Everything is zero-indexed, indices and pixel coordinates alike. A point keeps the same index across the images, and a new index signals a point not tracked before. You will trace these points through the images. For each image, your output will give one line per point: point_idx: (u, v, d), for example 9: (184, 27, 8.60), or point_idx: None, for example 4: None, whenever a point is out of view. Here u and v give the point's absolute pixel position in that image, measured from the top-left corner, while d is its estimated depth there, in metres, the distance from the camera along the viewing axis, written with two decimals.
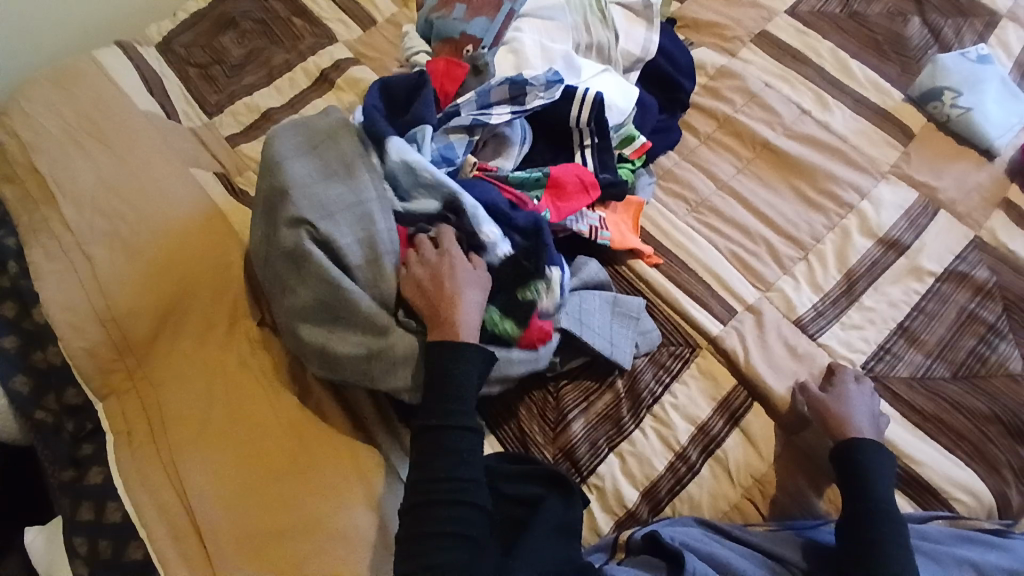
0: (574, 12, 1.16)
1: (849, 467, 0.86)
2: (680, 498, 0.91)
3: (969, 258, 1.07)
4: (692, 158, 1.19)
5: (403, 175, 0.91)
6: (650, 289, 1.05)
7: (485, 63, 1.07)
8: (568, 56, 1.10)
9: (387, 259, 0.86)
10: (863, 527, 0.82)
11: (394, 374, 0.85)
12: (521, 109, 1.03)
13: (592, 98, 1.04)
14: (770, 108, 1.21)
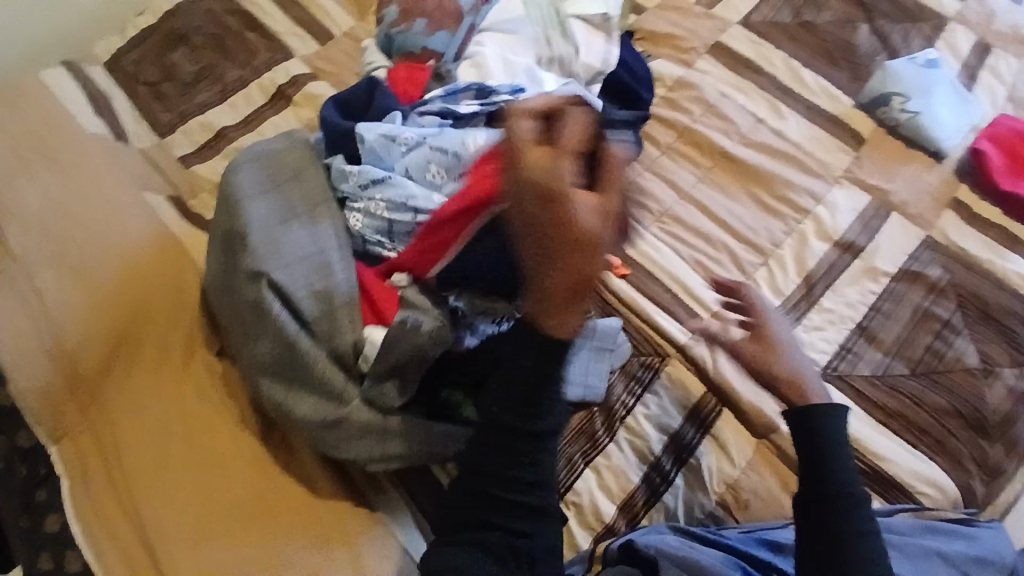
0: (534, 24, 1.15)
1: (810, 442, 0.77)
2: (656, 509, 0.92)
3: (921, 258, 1.10)
4: (654, 168, 1.20)
5: (386, 150, 0.93)
6: (617, 300, 1.06)
7: (447, 71, 1.07)
8: (531, 70, 1.08)
9: (344, 315, 0.85)
10: (826, 512, 0.74)
11: (352, 443, 0.83)
12: (487, 110, 0.99)
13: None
14: (726, 117, 1.24)
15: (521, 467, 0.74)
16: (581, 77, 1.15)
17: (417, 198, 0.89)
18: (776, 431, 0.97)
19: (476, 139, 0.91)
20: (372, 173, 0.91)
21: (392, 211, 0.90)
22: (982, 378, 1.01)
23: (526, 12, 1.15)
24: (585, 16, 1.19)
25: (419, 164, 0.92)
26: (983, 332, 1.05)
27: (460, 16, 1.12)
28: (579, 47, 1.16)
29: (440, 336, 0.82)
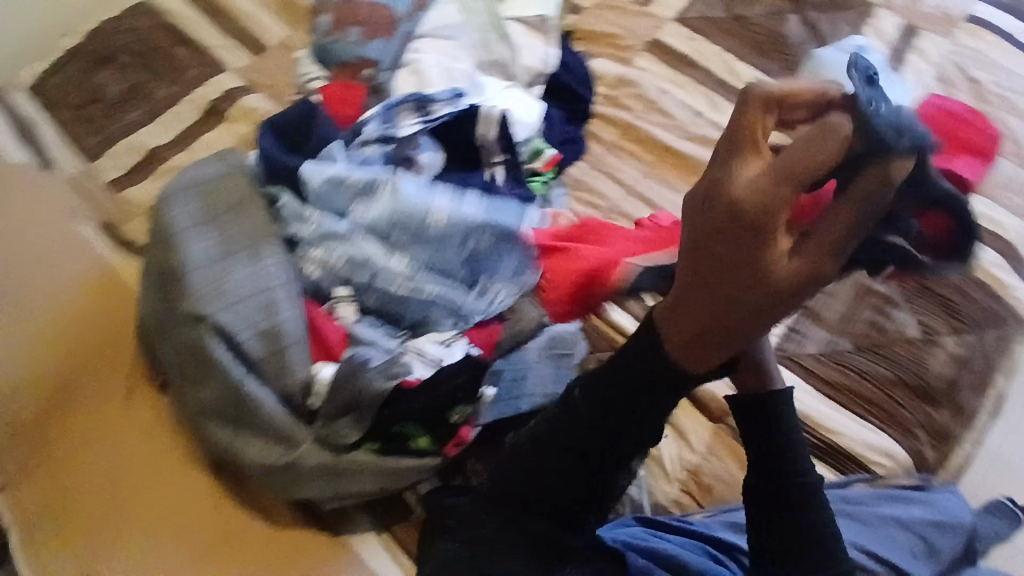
0: (472, 29, 1.13)
1: (763, 434, 0.74)
2: (622, 502, 1.01)
3: None
4: (600, 165, 1.22)
5: (335, 194, 0.91)
6: None
7: (384, 81, 1.06)
8: (470, 77, 1.09)
9: (296, 352, 0.86)
10: (786, 515, 0.73)
11: (309, 481, 0.85)
12: (430, 122, 1.00)
13: (494, 113, 1.01)
14: (666, 112, 1.27)
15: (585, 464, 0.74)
16: (522, 79, 1.17)
17: (376, 255, 0.89)
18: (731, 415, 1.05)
19: (438, 209, 0.90)
20: (326, 224, 0.90)
21: (345, 266, 0.89)
22: (924, 347, 1.05)
23: (463, 17, 1.13)
24: (523, 19, 1.20)
25: (377, 224, 0.89)
26: (922, 303, 1.08)
27: (395, 25, 1.10)
28: (518, 49, 1.18)
29: (393, 371, 0.83)
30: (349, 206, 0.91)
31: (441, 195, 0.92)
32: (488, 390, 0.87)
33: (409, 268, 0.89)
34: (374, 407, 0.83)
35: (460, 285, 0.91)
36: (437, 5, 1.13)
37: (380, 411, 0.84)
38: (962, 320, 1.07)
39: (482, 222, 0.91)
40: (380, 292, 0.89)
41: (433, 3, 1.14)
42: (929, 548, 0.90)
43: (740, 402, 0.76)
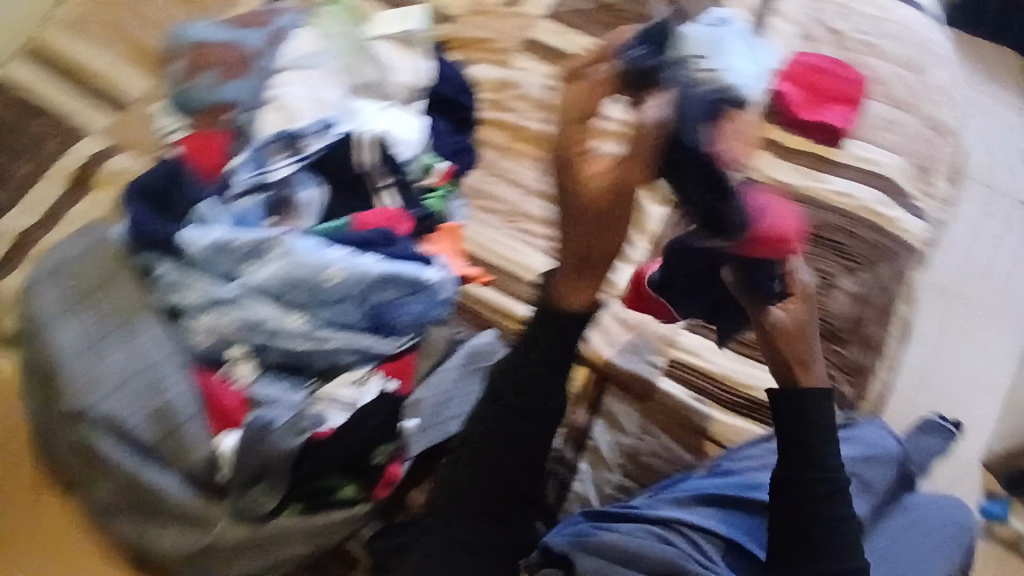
0: (335, 55, 1.13)
1: (793, 422, 0.79)
2: (568, 498, 1.03)
3: None
4: (495, 171, 1.23)
5: (218, 258, 0.87)
6: (489, 309, 1.10)
7: (248, 120, 1.04)
8: (340, 103, 1.09)
9: (191, 428, 0.81)
10: (807, 505, 0.77)
11: (234, 562, 0.80)
12: (303, 156, 1.00)
13: (370, 137, 1.04)
14: (551, 108, 1.28)
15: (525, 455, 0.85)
16: (397, 97, 1.16)
17: (271, 319, 0.86)
18: (656, 392, 1.09)
19: (335, 268, 0.88)
20: (212, 291, 0.86)
21: (239, 331, 0.86)
22: (824, 293, 1.10)
23: (322, 46, 1.13)
24: (393, 35, 1.18)
25: (269, 290, 0.86)
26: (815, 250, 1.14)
27: (251, 64, 1.09)
28: (390, 66, 1.16)
29: (298, 428, 0.81)
30: (237, 269, 0.87)
31: (338, 251, 0.90)
32: (406, 422, 0.89)
33: (308, 329, 0.86)
34: (286, 469, 0.80)
35: (362, 338, 0.88)
36: (293, 38, 1.13)
37: (292, 471, 0.80)
38: (854, 259, 1.14)
39: (383, 275, 0.89)
40: (281, 351, 0.87)
41: (289, 35, 1.13)
42: (861, 484, 0.94)
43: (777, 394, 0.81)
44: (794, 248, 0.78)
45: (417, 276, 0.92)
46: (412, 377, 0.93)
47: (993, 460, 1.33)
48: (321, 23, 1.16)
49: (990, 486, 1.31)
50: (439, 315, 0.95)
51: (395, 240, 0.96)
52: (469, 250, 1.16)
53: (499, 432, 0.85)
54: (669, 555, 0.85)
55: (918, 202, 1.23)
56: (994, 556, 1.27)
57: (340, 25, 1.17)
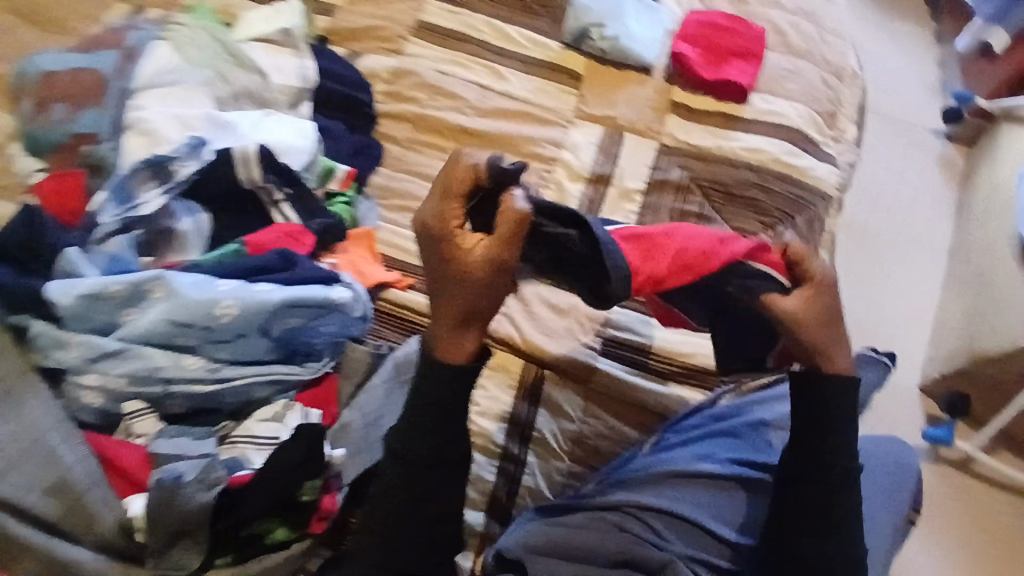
0: (201, 66, 1.04)
1: (815, 406, 0.83)
2: (521, 493, 1.00)
3: (661, 165, 1.19)
4: (403, 167, 1.17)
5: (94, 310, 0.82)
6: (411, 313, 1.04)
7: (112, 148, 0.95)
8: (211, 118, 0.98)
9: (95, 497, 0.78)
10: (813, 491, 0.82)
11: None
12: (173, 185, 0.91)
13: (254, 153, 0.94)
14: (452, 94, 1.22)
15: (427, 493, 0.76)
16: (282, 102, 1.08)
17: (166, 365, 0.82)
18: (595, 372, 1.04)
19: (227, 302, 0.83)
20: (95, 345, 0.81)
21: (132, 383, 0.82)
22: None
23: (185, 57, 1.04)
24: (264, 37, 1.11)
25: (156, 338, 0.82)
26: (734, 210, 1.15)
27: (106, 86, 0.99)
28: (269, 71, 1.08)
29: (210, 480, 0.77)
30: (119, 317, 0.83)
31: (228, 282, 0.85)
32: (333, 451, 0.85)
33: (209, 369, 0.84)
34: (204, 526, 0.77)
35: (276, 369, 0.88)
36: (150, 51, 1.03)
37: (213, 527, 0.78)
38: (771, 216, 1.14)
39: (283, 303, 0.85)
40: (185, 396, 0.84)
41: (145, 50, 1.04)
42: None
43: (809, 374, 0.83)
44: (713, 257, 0.83)
45: (317, 297, 0.88)
46: (335, 403, 0.91)
47: (930, 385, 1.36)
48: (178, 31, 1.07)
49: (929, 412, 1.36)
50: (354, 332, 0.93)
51: (296, 260, 0.91)
52: (383, 254, 1.10)
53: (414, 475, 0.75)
54: (625, 545, 0.88)
55: (826, 148, 1.23)
56: (941, 478, 1.32)
57: (203, 32, 1.07)
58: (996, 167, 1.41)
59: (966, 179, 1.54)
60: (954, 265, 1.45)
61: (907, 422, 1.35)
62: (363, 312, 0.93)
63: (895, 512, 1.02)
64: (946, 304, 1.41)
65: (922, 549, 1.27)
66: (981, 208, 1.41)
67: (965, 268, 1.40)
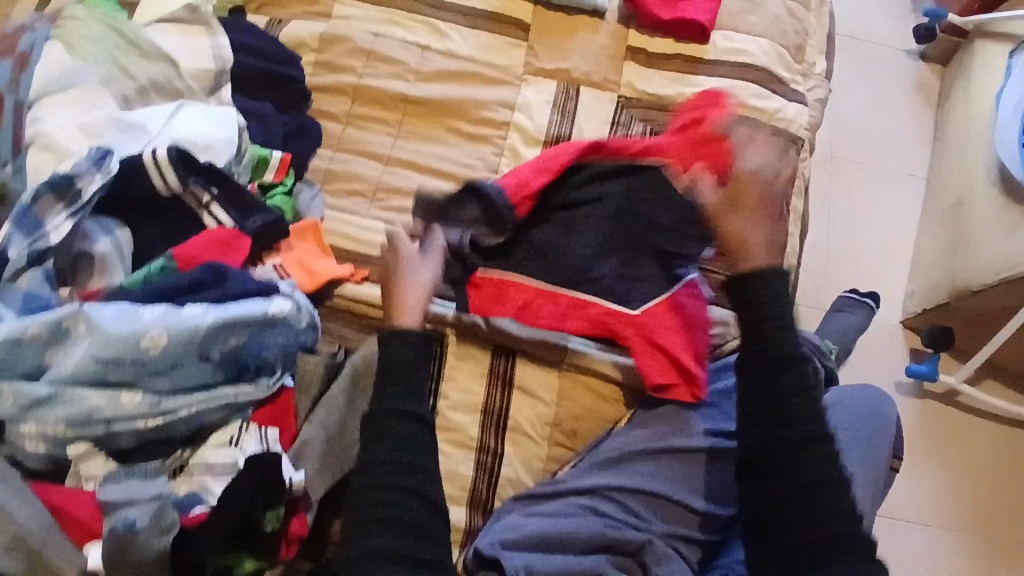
0: (100, 61, 0.93)
1: (754, 345, 0.73)
2: (501, 484, 0.95)
3: (623, 121, 1.11)
4: (345, 146, 1.08)
5: (15, 355, 0.75)
6: (371, 307, 0.98)
7: (15, 170, 0.86)
8: (115, 119, 0.90)
9: (52, 548, 0.70)
10: (771, 452, 0.70)
11: None
12: (79, 205, 0.81)
13: (167, 156, 0.86)
14: (390, 59, 1.11)
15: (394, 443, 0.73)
16: (199, 90, 0.99)
17: (103, 406, 0.76)
18: (568, 352, 0.99)
19: (155, 332, 0.77)
20: (23, 392, 0.74)
21: (73, 428, 0.76)
22: None
23: (80, 54, 0.93)
24: (170, 16, 1.02)
25: (88, 376, 0.76)
26: None
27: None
28: (176, 54, 1.00)
29: (163, 525, 0.72)
30: (46, 359, 0.76)
31: (154, 308, 0.78)
32: (292, 476, 0.80)
33: (150, 404, 0.78)
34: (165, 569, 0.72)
35: (224, 392, 0.81)
36: (41, 54, 0.92)
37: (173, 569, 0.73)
38: None
39: (217, 323, 0.79)
40: (131, 433, 0.78)
41: (36, 53, 0.92)
42: None
43: (733, 284, 0.76)
44: None
45: (256, 313, 0.82)
46: (293, 419, 0.86)
47: (913, 320, 1.34)
48: (71, 26, 0.95)
49: (911, 346, 1.35)
50: (305, 341, 0.86)
51: (227, 275, 0.84)
52: (332, 244, 1.02)
53: (372, 457, 0.72)
54: (600, 531, 0.88)
55: (795, 85, 1.16)
56: (924, 411, 1.32)
57: (96, 22, 0.96)
58: (972, 87, 1.35)
59: (942, 100, 1.47)
60: (932, 192, 1.40)
61: (889, 359, 1.34)
62: (308, 320, 0.87)
63: (874, 465, 0.98)
64: (924, 235, 1.38)
65: (908, 484, 1.28)
66: (958, 132, 1.36)
67: (941, 196, 1.36)
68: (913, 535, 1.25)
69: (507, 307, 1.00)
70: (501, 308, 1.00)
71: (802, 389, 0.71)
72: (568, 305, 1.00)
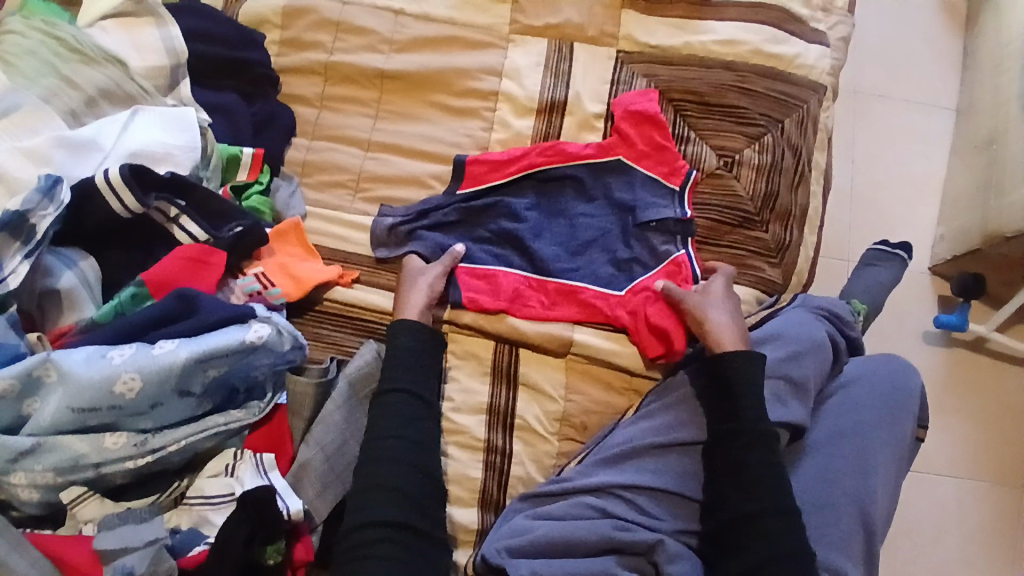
0: (42, 76, 0.88)
1: (724, 420, 0.84)
2: (511, 483, 0.89)
3: (623, 78, 1.01)
4: (321, 133, 1.00)
5: None
6: (361, 311, 0.92)
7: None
8: (61, 140, 0.83)
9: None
10: (735, 525, 0.79)
11: None
12: (34, 243, 0.76)
13: (120, 176, 0.81)
14: (361, 29, 1.01)
15: (399, 493, 0.79)
16: (154, 90, 0.94)
17: (88, 452, 0.73)
18: (573, 344, 0.92)
19: (127, 375, 0.73)
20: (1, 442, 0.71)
21: (60, 476, 0.73)
22: (726, 173, 0.98)
23: (20, 74, 0.87)
24: (113, 11, 0.96)
25: (67, 423, 0.73)
26: (711, 123, 0.99)
27: None
28: (124, 54, 0.94)
29: (161, 571, 0.70)
30: (24, 409, 0.73)
31: (123, 350, 0.74)
32: (290, 506, 0.75)
33: (136, 444, 0.75)
34: None
35: (213, 421, 0.79)
36: None
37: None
38: (755, 126, 0.99)
39: (192, 359, 0.74)
40: (122, 473, 0.75)
41: None
42: (795, 387, 0.90)
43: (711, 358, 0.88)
44: (564, 151, 0.97)
45: (233, 342, 0.77)
46: (289, 441, 0.83)
47: (941, 267, 1.25)
48: (11, 41, 0.90)
49: (941, 295, 1.26)
50: (294, 360, 0.82)
51: (198, 302, 0.79)
52: (317, 244, 0.95)
53: (367, 508, 0.78)
54: (606, 534, 0.81)
55: (816, 24, 1.06)
56: (952, 362, 1.24)
57: (38, 34, 0.91)
58: (1004, 9, 1.22)
59: (970, 23, 1.35)
60: (962, 125, 1.29)
61: (921, 307, 1.25)
62: (288, 338, 0.81)
63: (899, 441, 0.92)
64: (954, 172, 1.27)
65: (939, 436, 1.21)
66: (990, 60, 1.24)
67: (973, 132, 1.25)
68: (943, 490, 1.18)
69: (500, 300, 0.93)
70: (493, 301, 0.93)
71: (771, 461, 0.81)
72: (557, 292, 0.94)
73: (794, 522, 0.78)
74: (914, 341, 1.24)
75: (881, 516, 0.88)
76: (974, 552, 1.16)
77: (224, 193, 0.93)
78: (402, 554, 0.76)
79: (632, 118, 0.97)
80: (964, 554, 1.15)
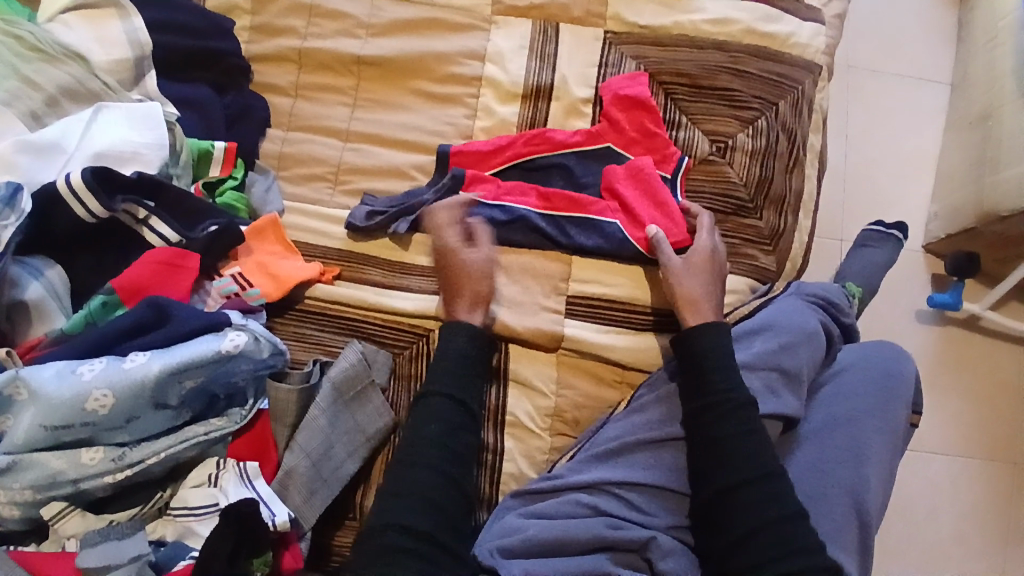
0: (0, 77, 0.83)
1: (694, 397, 0.84)
2: (503, 481, 0.87)
3: (611, 61, 0.97)
4: (298, 124, 0.96)
5: None
6: (346, 309, 0.89)
7: None
8: (22, 144, 0.79)
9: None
10: (720, 500, 0.78)
11: None
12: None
13: (82, 180, 0.77)
14: (336, 13, 0.97)
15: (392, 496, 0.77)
16: (119, 86, 0.90)
17: (65, 468, 0.71)
18: (564, 339, 0.90)
19: (99, 392, 0.70)
20: None
21: (37, 494, 0.71)
22: (718, 159, 0.95)
23: None
24: (74, 3, 0.91)
25: (41, 442, 0.70)
26: (702, 106, 0.96)
27: None
28: (87, 50, 0.90)
29: None
30: None
31: (95, 363, 0.72)
32: (275, 516, 0.74)
33: (114, 458, 0.73)
34: None
35: (192, 431, 0.77)
36: None
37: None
38: (747, 108, 0.96)
39: (165, 371, 0.72)
40: (102, 489, 0.73)
41: None
42: (788, 378, 0.88)
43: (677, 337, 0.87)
44: (547, 137, 0.94)
45: (207, 351, 0.74)
46: (273, 448, 0.81)
47: (936, 245, 1.23)
48: None
49: (936, 273, 1.24)
50: (275, 366, 0.80)
51: (171, 311, 0.77)
52: (296, 240, 0.92)
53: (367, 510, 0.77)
54: (599, 533, 0.80)
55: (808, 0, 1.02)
56: (945, 340, 1.23)
57: None
58: None
59: None
60: (957, 99, 1.26)
61: (915, 284, 1.23)
62: (262, 342, 0.79)
63: (893, 428, 0.91)
64: (948, 148, 1.24)
65: (930, 414, 1.20)
66: (985, 32, 1.21)
67: (968, 107, 1.22)
68: (935, 469, 1.18)
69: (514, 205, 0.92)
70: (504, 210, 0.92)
71: (746, 430, 0.80)
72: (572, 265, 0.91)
73: (771, 489, 0.77)
74: (907, 321, 1.23)
75: (876, 504, 0.87)
76: (965, 529, 1.16)
77: (196, 190, 0.90)
78: (394, 553, 0.74)
79: (620, 103, 0.94)
80: (955, 531, 1.16)
